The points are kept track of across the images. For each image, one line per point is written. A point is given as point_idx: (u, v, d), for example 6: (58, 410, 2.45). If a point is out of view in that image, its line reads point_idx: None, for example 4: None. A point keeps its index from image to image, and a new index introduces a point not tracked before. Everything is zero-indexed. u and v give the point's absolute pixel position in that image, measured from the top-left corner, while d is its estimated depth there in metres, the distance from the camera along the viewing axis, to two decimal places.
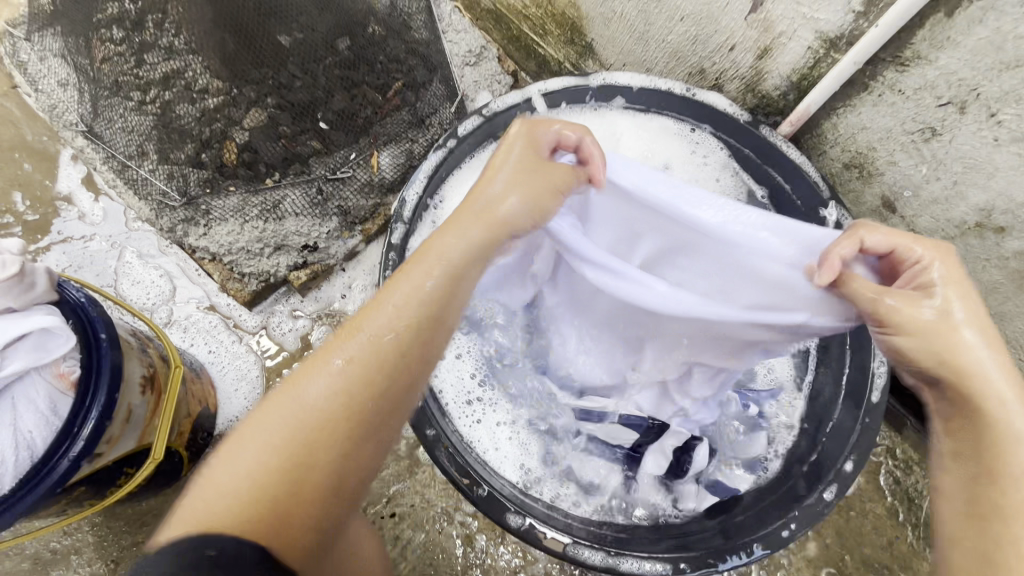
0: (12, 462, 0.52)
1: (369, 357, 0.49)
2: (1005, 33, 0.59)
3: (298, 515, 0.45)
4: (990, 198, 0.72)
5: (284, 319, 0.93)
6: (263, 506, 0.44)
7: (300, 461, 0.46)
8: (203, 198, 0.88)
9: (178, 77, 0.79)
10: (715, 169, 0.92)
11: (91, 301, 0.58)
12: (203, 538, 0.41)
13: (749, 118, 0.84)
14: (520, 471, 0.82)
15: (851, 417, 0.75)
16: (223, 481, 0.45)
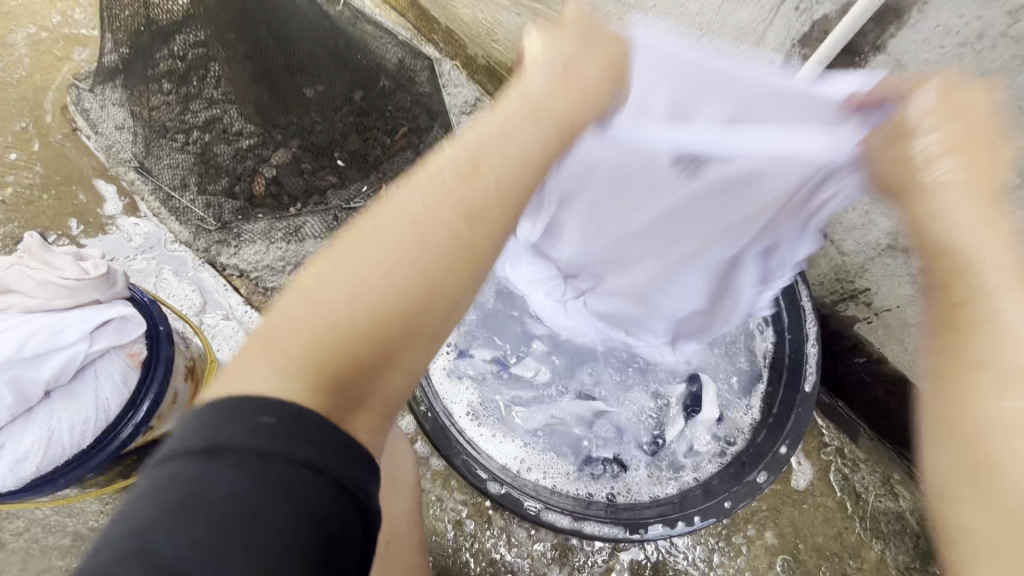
0: (69, 435, 0.60)
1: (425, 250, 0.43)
2: None
3: (342, 358, 0.43)
4: (894, 224, 0.86)
5: None
6: (321, 377, 0.42)
7: (353, 347, 0.43)
8: (236, 223, 1.06)
9: (218, 123, 1.06)
10: None
11: (152, 301, 0.71)
12: (259, 402, 0.39)
13: None
14: (515, 460, 0.91)
15: (787, 404, 0.86)
16: (279, 333, 0.43)
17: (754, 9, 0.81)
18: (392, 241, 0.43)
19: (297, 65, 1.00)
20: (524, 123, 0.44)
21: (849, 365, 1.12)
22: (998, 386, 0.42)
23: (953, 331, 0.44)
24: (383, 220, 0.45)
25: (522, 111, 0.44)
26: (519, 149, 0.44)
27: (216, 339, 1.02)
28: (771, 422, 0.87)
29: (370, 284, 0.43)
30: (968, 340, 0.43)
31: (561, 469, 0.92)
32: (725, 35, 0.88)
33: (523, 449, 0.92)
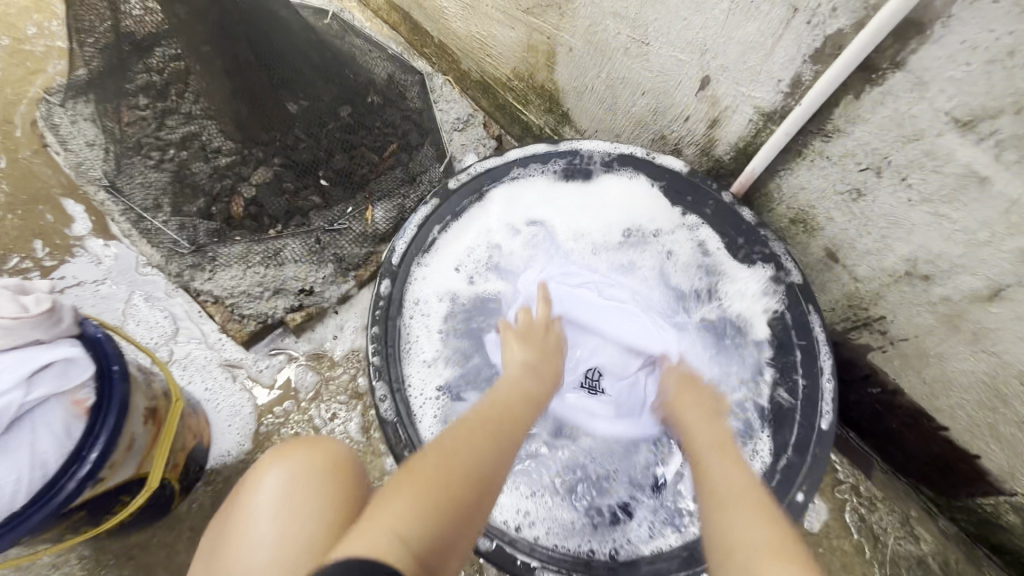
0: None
1: (483, 479, 0.60)
2: (902, 112, 0.70)
3: (434, 539, 0.52)
4: (912, 249, 0.81)
5: (263, 355, 0.98)
6: (420, 552, 0.50)
7: (447, 518, 0.54)
8: (211, 246, 0.99)
9: (195, 140, 1.00)
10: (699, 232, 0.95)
11: (106, 336, 0.65)
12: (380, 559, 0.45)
13: (701, 177, 0.94)
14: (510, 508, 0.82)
15: (804, 443, 0.81)
16: (392, 518, 0.52)
17: (763, 23, 0.77)
18: (464, 453, 0.61)
19: (282, 79, 0.92)
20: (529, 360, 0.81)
21: (862, 395, 1.06)
22: (717, 502, 0.63)
23: (715, 496, 0.64)
24: (467, 446, 0.62)
25: (525, 396, 0.75)
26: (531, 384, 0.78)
27: (189, 369, 0.96)
28: (785, 462, 0.81)
29: (459, 479, 0.58)
30: (711, 490, 0.65)
31: (558, 516, 0.83)
32: (731, 50, 0.83)
33: (517, 493, 0.84)
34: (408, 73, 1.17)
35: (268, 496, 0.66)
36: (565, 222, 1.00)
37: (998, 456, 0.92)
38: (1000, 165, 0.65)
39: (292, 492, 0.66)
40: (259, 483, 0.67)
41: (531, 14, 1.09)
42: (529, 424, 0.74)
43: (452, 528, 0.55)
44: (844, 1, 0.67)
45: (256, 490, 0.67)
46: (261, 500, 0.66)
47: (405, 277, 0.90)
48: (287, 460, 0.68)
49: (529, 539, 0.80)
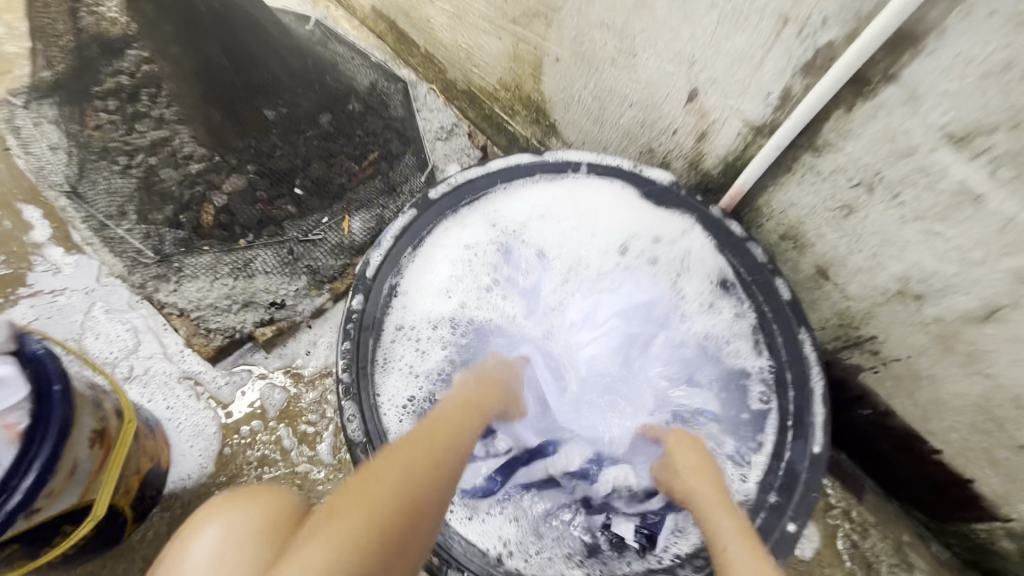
0: None
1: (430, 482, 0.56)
2: (896, 126, 0.68)
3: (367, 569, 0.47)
4: (906, 268, 0.79)
5: (218, 373, 0.93)
6: None
7: (388, 538, 0.50)
8: (177, 256, 0.94)
9: (165, 145, 0.93)
10: (697, 245, 0.92)
11: (49, 352, 0.59)
12: None
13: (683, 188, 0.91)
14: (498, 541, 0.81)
15: (795, 472, 0.79)
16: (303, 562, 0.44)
17: (752, 33, 0.75)
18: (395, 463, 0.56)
19: (259, 85, 0.86)
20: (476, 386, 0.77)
21: (853, 417, 1.03)
22: None
23: None
24: (423, 453, 0.59)
25: (466, 405, 0.71)
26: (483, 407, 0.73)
27: (150, 386, 0.91)
28: (774, 490, 0.80)
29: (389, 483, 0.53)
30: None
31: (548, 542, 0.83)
32: (720, 62, 0.81)
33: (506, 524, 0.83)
34: (392, 82, 1.15)
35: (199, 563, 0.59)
36: (557, 234, 0.98)
37: (993, 481, 0.89)
38: (995, 182, 0.63)
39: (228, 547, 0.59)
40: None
41: (517, 23, 1.07)
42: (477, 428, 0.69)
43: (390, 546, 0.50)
44: (835, 11, 0.65)
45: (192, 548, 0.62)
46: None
47: (380, 292, 0.86)
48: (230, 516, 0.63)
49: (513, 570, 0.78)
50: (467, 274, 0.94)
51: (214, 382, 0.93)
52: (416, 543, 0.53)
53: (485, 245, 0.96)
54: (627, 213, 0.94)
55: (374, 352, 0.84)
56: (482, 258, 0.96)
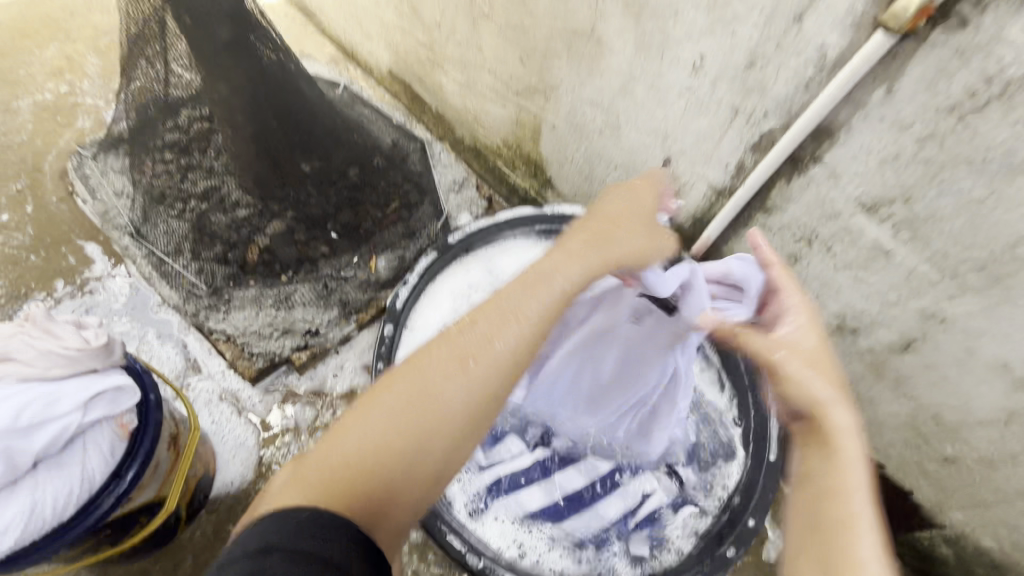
0: (54, 504, 0.59)
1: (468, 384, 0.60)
2: (824, 196, 0.87)
3: (378, 470, 0.55)
4: (842, 307, 0.96)
5: (254, 393, 1.05)
6: (361, 490, 0.54)
7: (408, 443, 0.57)
8: (226, 288, 1.08)
9: (217, 193, 1.08)
10: None
11: (144, 367, 0.72)
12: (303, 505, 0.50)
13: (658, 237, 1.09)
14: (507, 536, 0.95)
15: (755, 475, 0.94)
16: (342, 452, 0.55)
17: (713, 118, 0.94)
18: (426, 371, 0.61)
19: (299, 144, 1.01)
20: (587, 266, 0.69)
21: None
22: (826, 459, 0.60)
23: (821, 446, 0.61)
24: (444, 364, 0.61)
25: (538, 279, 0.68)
26: (538, 305, 0.66)
27: (196, 404, 1.03)
28: (737, 490, 0.95)
29: (409, 392, 0.59)
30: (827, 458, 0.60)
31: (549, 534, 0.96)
32: (688, 138, 1.00)
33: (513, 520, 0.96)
34: (410, 141, 1.32)
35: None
36: None
37: (928, 491, 1.03)
38: (899, 241, 0.82)
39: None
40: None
41: (520, 95, 1.26)
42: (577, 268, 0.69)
43: (405, 445, 0.57)
44: (773, 108, 0.84)
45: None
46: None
47: (404, 322, 1.01)
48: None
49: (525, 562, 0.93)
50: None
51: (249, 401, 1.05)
52: (440, 440, 0.59)
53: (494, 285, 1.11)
54: None
55: None
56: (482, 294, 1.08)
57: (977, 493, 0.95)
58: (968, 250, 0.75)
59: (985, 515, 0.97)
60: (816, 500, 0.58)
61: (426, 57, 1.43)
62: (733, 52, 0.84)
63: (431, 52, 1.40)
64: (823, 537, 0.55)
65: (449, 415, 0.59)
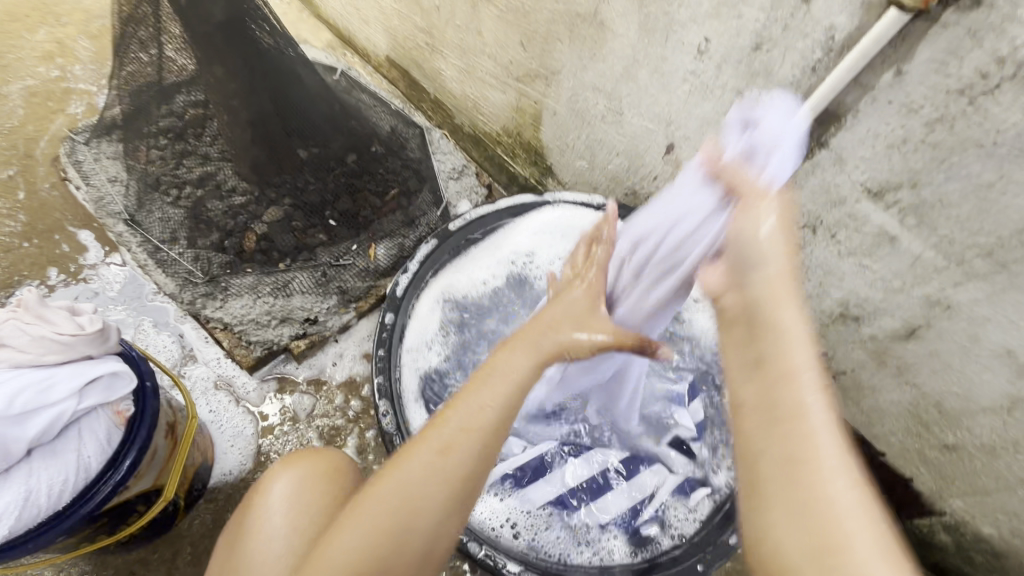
0: (48, 490, 0.59)
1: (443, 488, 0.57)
2: (830, 181, 0.85)
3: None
4: (845, 294, 0.95)
5: (248, 379, 1.04)
6: None
7: (388, 553, 0.57)
8: (224, 277, 1.07)
9: (212, 179, 1.07)
10: None
11: (140, 354, 0.71)
12: None
13: None
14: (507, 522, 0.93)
15: None
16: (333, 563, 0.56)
17: (717, 103, 0.92)
18: (394, 484, 0.58)
19: (296, 129, 0.99)
20: (528, 363, 0.62)
21: None
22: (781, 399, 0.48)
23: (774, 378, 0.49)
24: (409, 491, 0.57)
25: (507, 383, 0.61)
26: (494, 413, 0.59)
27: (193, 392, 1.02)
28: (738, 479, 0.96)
29: (382, 506, 0.57)
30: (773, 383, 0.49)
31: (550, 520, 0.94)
32: (692, 123, 0.99)
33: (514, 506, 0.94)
34: (409, 128, 1.31)
35: (283, 495, 0.71)
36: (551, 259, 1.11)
37: (928, 479, 1.03)
38: (905, 227, 0.81)
39: (302, 492, 0.71)
40: (269, 486, 0.72)
41: (521, 81, 1.24)
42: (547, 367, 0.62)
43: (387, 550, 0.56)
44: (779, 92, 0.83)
45: (267, 492, 0.71)
46: (272, 500, 0.70)
47: (406, 309, 0.99)
48: (302, 462, 0.74)
49: (519, 542, 0.91)
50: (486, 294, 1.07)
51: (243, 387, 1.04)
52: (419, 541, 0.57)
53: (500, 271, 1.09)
54: None
55: (401, 361, 0.96)
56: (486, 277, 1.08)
57: (979, 481, 0.95)
58: (975, 236, 0.74)
59: (985, 503, 0.97)
60: (746, 374, 0.52)
61: (425, 42, 1.41)
62: (739, 35, 0.82)
63: (430, 37, 1.38)
64: (783, 452, 0.46)
65: (420, 519, 0.57)
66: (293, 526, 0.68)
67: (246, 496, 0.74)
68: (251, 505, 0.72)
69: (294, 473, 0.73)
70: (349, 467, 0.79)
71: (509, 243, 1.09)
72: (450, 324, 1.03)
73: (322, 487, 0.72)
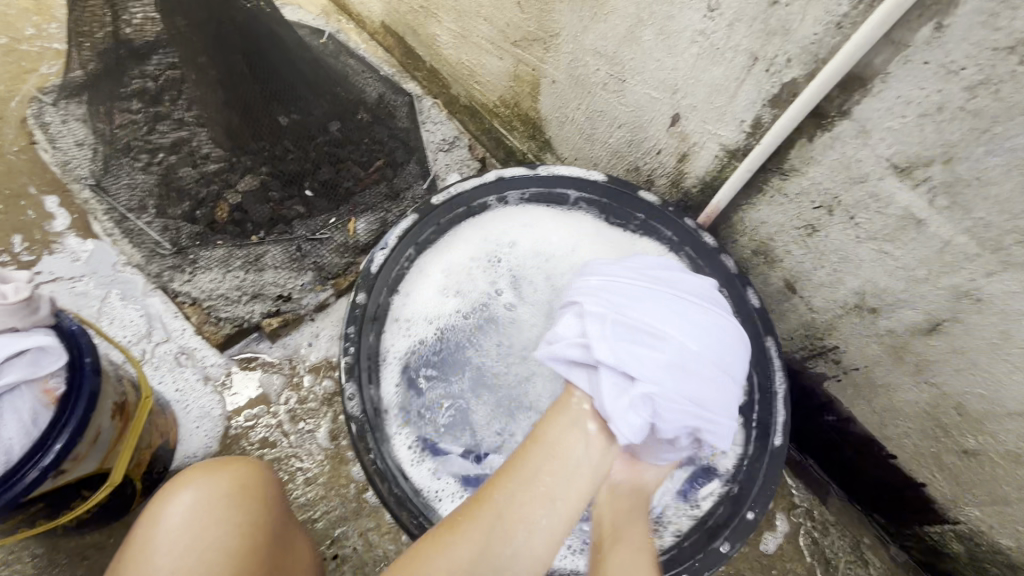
0: None
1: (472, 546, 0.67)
2: (850, 156, 0.77)
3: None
4: (862, 283, 0.87)
5: (207, 352, 0.99)
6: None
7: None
8: (192, 248, 1.01)
9: (185, 144, 0.99)
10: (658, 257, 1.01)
11: (80, 329, 0.65)
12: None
13: (659, 203, 1.00)
14: None
15: (758, 460, 0.87)
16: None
17: (727, 68, 0.83)
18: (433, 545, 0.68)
19: (274, 93, 0.91)
20: (547, 438, 0.74)
21: (818, 424, 1.10)
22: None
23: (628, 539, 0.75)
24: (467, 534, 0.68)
25: (532, 455, 0.73)
26: (513, 480, 0.71)
27: (159, 369, 0.97)
28: (736, 475, 0.87)
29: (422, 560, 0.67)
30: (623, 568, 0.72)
31: None
32: (700, 91, 0.89)
33: None
34: (398, 95, 1.23)
35: (175, 522, 0.64)
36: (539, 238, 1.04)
37: (944, 485, 0.95)
38: (934, 209, 0.72)
39: (195, 519, 0.64)
40: (162, 512, 0.65)
41: (518, 46, 1.15)
42: (555, 449, 0.73)
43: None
44: (797, 53, 0.74)
45: (159, 521, 0.64)
46: (162, 530, 0.64)
47: (381, 288, 0.93)
48: (197, 482, 0.67)
49: None
50: (469, 283, 0.98)
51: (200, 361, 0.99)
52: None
53: (480, 259, 1.00)
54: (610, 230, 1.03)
55: (374, 341, 0.91)
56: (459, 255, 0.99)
57: (998, 490, 0.87)
58: (1014, 219, 0.65)
59: (1003, 513, 0.90)
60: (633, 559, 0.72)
61: (419, 5, 1.32)
62: None
63: None
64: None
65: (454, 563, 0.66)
66: (178, 564, 0.61)
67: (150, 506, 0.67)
68: (142, 535, 0.64)
69: (186, 497, 0.66)
70: (259, 481, 0.71)
71: (496, 227, 1.02)
72: (427, 313, 0.95)
73: (222, 512, 0.66)
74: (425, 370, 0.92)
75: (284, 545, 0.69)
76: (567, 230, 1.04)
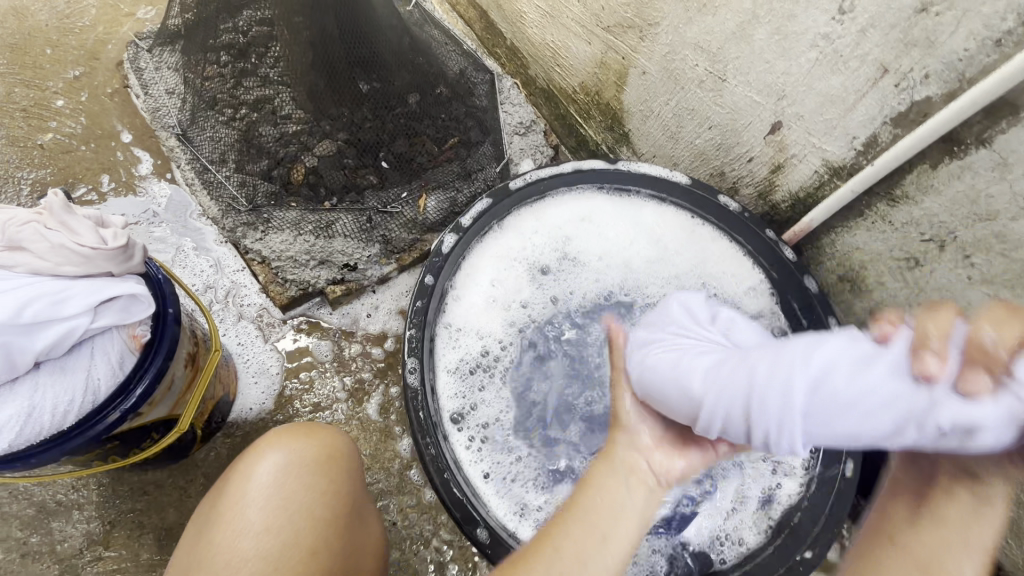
0: (50, 405, 0.57)
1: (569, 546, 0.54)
2: (979, 190, 0.69)
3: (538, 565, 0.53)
4: None
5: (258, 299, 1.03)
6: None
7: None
8: (266, 208, 1.03)
9: (268, 103, 0.96)
10: (733, 266, 0.97)
11: (165, 279, 0.68)
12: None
13: (738, 208, 0.95)
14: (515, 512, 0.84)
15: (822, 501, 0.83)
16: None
17: (849, 78, 0.76)
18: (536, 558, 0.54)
19: (359, 59, 0.86)
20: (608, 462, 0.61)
21: None
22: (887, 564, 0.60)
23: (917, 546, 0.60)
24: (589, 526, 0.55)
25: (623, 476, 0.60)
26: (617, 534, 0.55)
27: (225, 321, 1.00)
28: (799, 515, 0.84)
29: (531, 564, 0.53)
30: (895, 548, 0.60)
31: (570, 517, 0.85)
32: (810, 100, 0.83)
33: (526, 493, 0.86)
34: (479, 72, 1.18)
35: (263, 481, 0.64)
36: (603, 234, 1.01)
37: (1016, 555, 0.87)
38: None
39: (285, 481, 0.65)
40: (252, 469, 0.65)
41: (611, 31, 1.09)
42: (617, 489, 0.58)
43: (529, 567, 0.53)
44: (938, 69, 0.67)
45: (249, 478, 0.65)
46: (251, 488, 0.64)
47: (448, 270, 0.91)
48: (288, 446, 0.67)
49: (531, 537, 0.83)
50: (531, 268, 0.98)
51: (259, 317, 1.02)
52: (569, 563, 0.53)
53: (540, 250, 0.99)
54: (679, 234, 0.99)
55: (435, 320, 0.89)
56: (530, 244, 0.99)
57: None
58: None
59: None
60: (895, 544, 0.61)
61: None
62: None
63: None
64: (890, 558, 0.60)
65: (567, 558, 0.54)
66: (269, 521, 0.62)
67: (237, 458, 0.69)
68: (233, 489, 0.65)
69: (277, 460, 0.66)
70: (343, 451, 0.72)
71: (564, 216, 1.00)
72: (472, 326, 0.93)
73: (309, 479, 0.66)
74: (480, 375, 0.91)
75: (356, 516, 0.69)
76: (633, 230, 1.00)
